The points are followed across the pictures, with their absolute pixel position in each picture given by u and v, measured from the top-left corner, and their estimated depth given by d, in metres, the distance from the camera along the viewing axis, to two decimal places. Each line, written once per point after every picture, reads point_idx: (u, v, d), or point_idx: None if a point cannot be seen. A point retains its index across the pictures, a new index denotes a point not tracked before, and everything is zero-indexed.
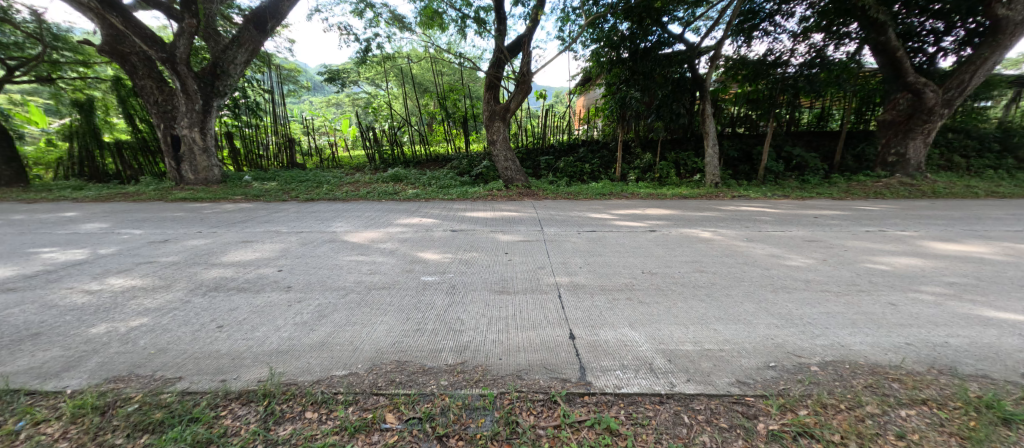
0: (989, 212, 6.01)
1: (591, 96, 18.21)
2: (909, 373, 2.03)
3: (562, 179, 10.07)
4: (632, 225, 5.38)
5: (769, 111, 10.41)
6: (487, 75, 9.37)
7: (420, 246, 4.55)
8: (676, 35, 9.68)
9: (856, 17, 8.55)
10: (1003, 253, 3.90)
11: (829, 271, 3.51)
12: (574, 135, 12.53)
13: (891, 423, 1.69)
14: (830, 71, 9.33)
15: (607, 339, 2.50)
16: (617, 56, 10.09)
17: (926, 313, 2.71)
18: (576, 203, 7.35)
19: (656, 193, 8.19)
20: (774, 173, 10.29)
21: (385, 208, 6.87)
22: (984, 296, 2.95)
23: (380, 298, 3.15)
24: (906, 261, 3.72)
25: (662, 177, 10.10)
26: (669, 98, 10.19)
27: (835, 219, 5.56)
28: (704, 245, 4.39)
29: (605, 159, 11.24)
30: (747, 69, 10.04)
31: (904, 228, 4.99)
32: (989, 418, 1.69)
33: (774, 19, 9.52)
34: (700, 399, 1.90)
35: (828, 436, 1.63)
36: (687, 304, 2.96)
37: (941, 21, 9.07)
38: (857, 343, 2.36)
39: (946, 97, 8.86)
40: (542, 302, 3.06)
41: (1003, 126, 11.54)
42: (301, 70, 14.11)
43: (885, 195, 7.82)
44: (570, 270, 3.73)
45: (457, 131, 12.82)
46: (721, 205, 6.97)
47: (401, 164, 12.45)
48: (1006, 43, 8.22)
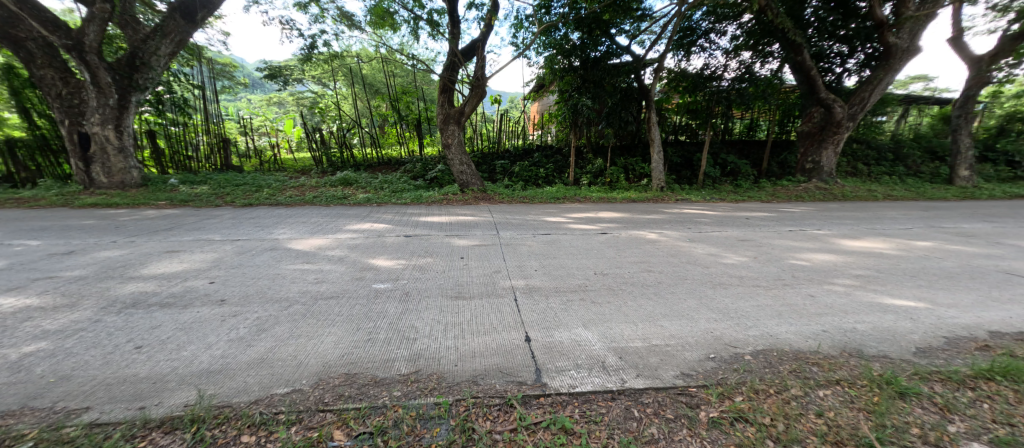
0: (887, 213, 6.92)
1: (544, 102, 18.81)
2: (826, 357, 2.28)
3: (517, 184, 10.17)
4: (585, 228, 5.54)
5: (706, 121, 11.25)
6: (441, 78, 9.26)
7: (371, 252, 4.37)
8: (624, 47, 10.20)
9: (778, 38, 9.50)
10: (897, 248, 4.50)
11: (760, 267, 3.84)
12: (528, 140, 12.69)
13: (811, 403, 1.89)
14: (757, 86, 10.31)
15: (561, 340, 2.55)
16: (569, 63, 10.34)
17: (839, 303, 3.05)
18: (531, 207, 7.45)
19: (607, 196, 8.54)
20: (711, 178, 11.13)
21: (333, 213, 6.53)
22: (883, 285, 3.38)
23: (327, 308, 2.97)
24: (822, 257, 4.17)
25: (612, 182, 10.52)
26: (618, 106, 10.46)
27: (764, 220, 6.12)
28: (651, 246, 4.63)
29: (559, 164, 11.54)
30: (687, 81, 10.77)
31: (820, 227, 5.60)
32: (889, 392, 1.94)
33: (709, 36, 10.30)
34: (649, 393, 2.01)
35: (759, 419, 1.80)
36: (636, 302, 3.10)
37: (846, 45, 10.37)
38: (783, 331, 2.60)
39: (850, 112, 10.06)
40: (498, 306, 3.05)
41: (895, 139, 13.34)
42: (238, 65, 13.10)
43: (804, 198, 8.74)
44: (525, 273, 3.76)
45: (410, 134, 12.48)
46: (666, 207, 7.41)
47: (351, 167, 11.93)
48: (896, 67, 9.48)
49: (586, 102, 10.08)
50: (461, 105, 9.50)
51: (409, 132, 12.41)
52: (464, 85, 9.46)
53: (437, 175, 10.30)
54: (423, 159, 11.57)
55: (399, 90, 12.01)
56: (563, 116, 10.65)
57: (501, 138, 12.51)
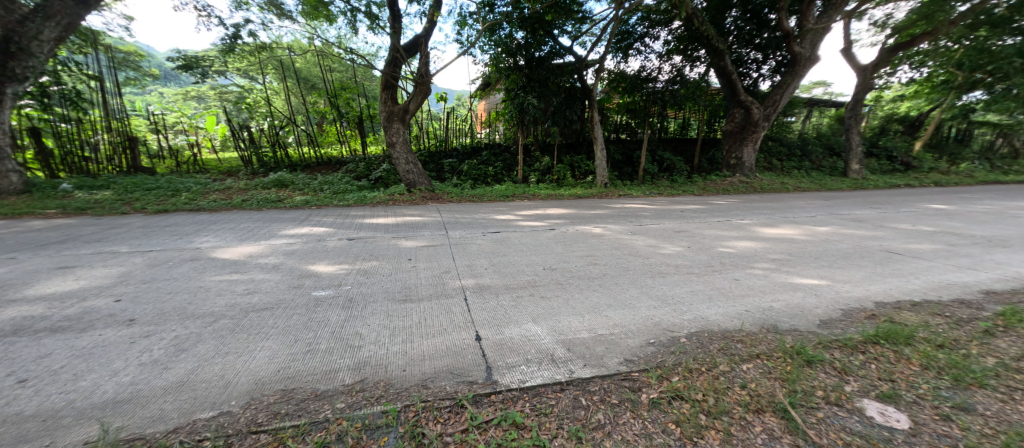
0: (797, 203, 7.81)
1: (491, 101, 18.86)
2: (748, 334, 2.52)
3: (465, 183, 10.11)
4: (533, 225, 5.64)
5: (644, 120, 11.92)
6: (383, 74, 8.92)
7: (310, 258, 4.10)
8: (566, 47, 10.49)
9: (703, 44, 10.32)
10: (805, 234, 5.10)
11: (693, 256, 4.16)
12: (476, 138, 12.56)
13: (736, 376, 2.09)
14: (688, 88, 11.19)
15: (511, 336, 2.57)
16: (514, 62, 10.39)
17: (759, 284, 3.39)
18: (480, 205, 7.42)
19: (554, 193, 8.76)
20: (650, 174, 11.79)
21: (266, 217, 6.03)
22: (794, 267, 3.82)
23: (260, 321, 2.74)
24: (745, 244, 4.61)
25: (560, 179, 10.80)
26: (562, 105, 10.84)
27: (696, 212, 6.63)
28: (596, 240, 4.82)
29: (508, 162, 11.60)
30: (625, 82, 11.35)
31: (743, 217, 6.18)
32: (799, 361, 2.20)
33: (644, 40, 10.92)
34: (595, 381, 2.10)
35: (693, 396, 1.95)
36: (582, 294, 3.21)
37: (760, 53, 11.51)
38: (713, 313, 2.84)
39: (765, 113, 11.16)
40: (447, 306, 3.00)
41: (802, 136, 15.06)
42: (145, 54, 11.62)
43: (730, 191, 9.59)
44: (475, 271, 3.74)
45: (351, 132, 11.87)
46: (610, 203, 7.76)
47: (286, 167, 11.12)
48: (800, 73, 10.61)
49: (532, 101, 10.26)
50: (405, 102, 9.23)
51: (350, 130, 11.80)
52: (408, 82, 9.18)
53: (382, 174, 9.89)
54: (366, 158, 11.08)
55: (338, 86, 11.29)
56: (509, 115, 10.71)
57: (448, 137, 12.31)
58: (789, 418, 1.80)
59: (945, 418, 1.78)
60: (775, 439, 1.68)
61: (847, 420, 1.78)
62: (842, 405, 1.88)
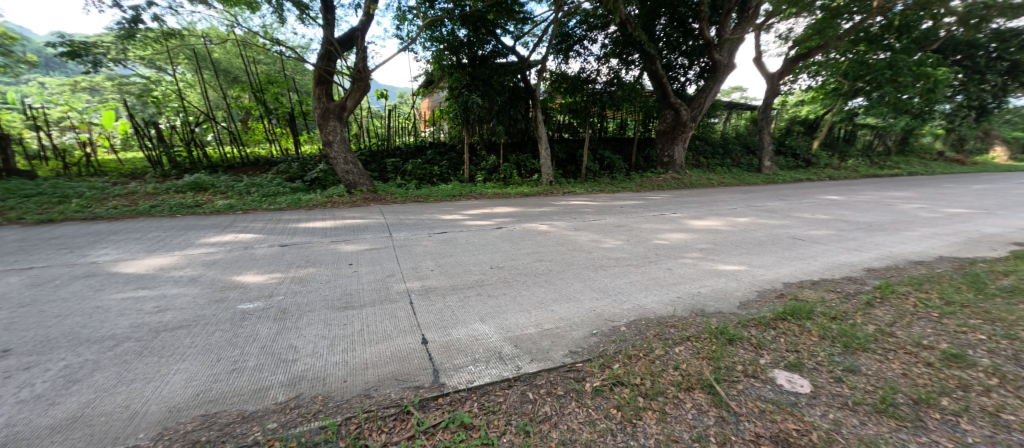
0: (721, 197, 8.60)
1: (435, 99, 18.53)
2: (679, 319, 2.72)
3: (410, 183, 9.84)
4: (480, 224, 5.63)
5: (586, 120, 12.38)
6: (316, 68, 8.38)
7: (237, 267, 3.74)
8: (509, 47, 10.60)
9: (636, 49, 11.00)
10: (727, 224, 5.63)
11: (632, 248, 4.41)
12: (420, 137, 12.20)
13: (669, 359, 2.25)
14: (624, 89, 11.97)
15: (459, 337, 2.54)
16: (456, 60, 10.31)
17: (689, 272, 3.68)
18: (425, 205, 7.26)
19: (501, 192, 8.81)
20: (593, 172, 12.27)
21: (182, 225, 5.40)
22: (718, 255, 4.20)
23: (175, 341, 2.45)
24: (676, 236, 4.98)
25: (506, 178, 10.90)
26: (507, 104, 11.02)
27: (634, 207, 7.03)
28: (542, 237, 4.93)
29: (454, 161, 11.42)
30: (566, 83, 11.90)
31: (676, 210, 6.68)
32: (723, 341, 2.42)
33: (583, 43, 11.37)
34: (542, 375, 2.14)
35: (632, 380, 2.07)
36: (529, 290, 3.27)
37: (686, 59, 12.50)
38: (650, 301, 3.04)
39: (692, 115, 12.09)
40: (391, 311, 2.90)
41: (725, 136, 16.57)
42: (16, 37, 9.82)
43: (664, 187, 10.30)
44: (421, 274, 3.65)
45: (282, 130, 11.01)
46: (555, 200, 7.98)
47: (206, 169, 10.04)
48: (719, 78, 11.61)
49: (476, 100, 10.22)
50: (342, 99, 8.78)
51: (280, 128, 10.94)
52: (344, 77, 8.71)
53: (318, 175, 9.27)
54: (300, 158, 10.35)
55: (264, 79, 10.43)
56: (454, 113, 10.55)
57: (391, 135, 11.85)
58: (715, 392, 1.98)
59: (838, 379, 2.06)
60: (703, 413, 1.84)
61: (762, 389, 2.00)
62: (757, 376, 2.11)
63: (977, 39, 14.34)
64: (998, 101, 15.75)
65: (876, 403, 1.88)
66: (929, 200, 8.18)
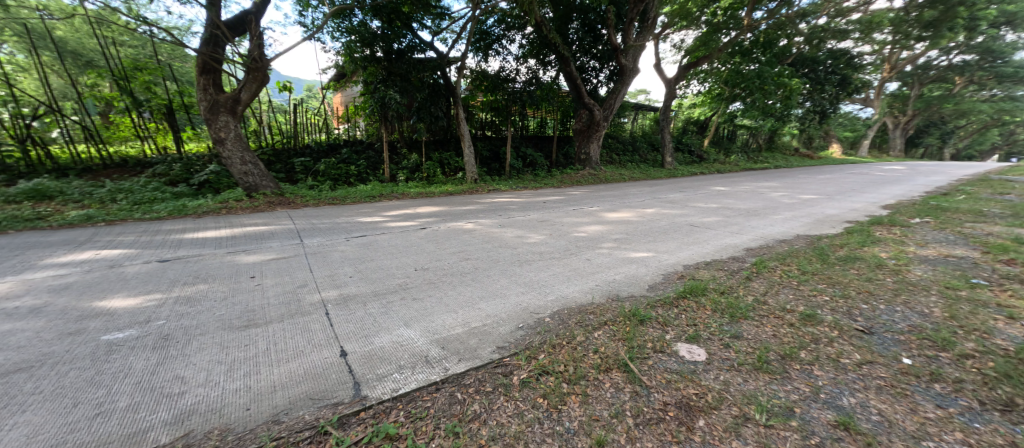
0: (632, 190, 9.41)
1: (348, 93, 17.31)
2: (597, 305, 2.92)
3: (323, 184, 9.13)
4: (403, 225, 5.42)
5: (507, 119, 12.58)
6: (199, 55, 7.29)
7: (100, 291, 3.10)
8: (427, 42, 10.34)
9: (552, 51, 11.52)
10: (637, 215, 6.18)
11: (554, 242, 4.61)
12: (333, 134, 11.35)
13: (589, 344, 2.40)
14: (542, 89, 12.54)
15: (382, 345, 2.42)
16: (370, 53, 9.71)
17: (605, 261, 3.97)
18: (342, 208, 6.78)
19: (425, 191, 8.59)
20: (516, 169, 12.57)
21: (15, 243, 4.32)
22: (629, 244, 4.59)
23: (7, 389, 1.94)
24: (594, 228, 5.33)
25: (430, 177, 10.68)
26: (427, 101, 10.76)
27: (556, 202, 7.36)
28: (468, 235, 4.92)
29: (372, 160, 10.80)
30: (487, 81, 11.94)
31: (593, 204, 7.14)
32: (635, 322, 2.64)
33: (501, 42, 11.53)
34: (470, 374, 2.14)
35: (556, 368, 2.17)
36: (455, 290, 3.23)
37: (597, 62, 13.39)
38: (572, 291, 3.21)
39: (604, 114, 12.98)
40: (304, 325, 2.65)
41: (634, 135, 18.13)
42: None
43: (582, 183, 10.97)
44: (338, 282, 3.40)
45: (156, 126, 9.42)
46: (480, 198, 8.00)
47: (50, 173, 8.19)
48: (626, 81, 12.62)
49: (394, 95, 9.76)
50: (235, 91, 7.78)
51: (153, 123, 9.35)
52: (236, 66, 7.71)
53: (208, 178, 8.08)
54: (183, 158, 8.95)
55: (129, 65, 8.81)
56: (370, 109, 9.97)
57: (299, 132, 10.79)
58: (629, 370, 2.16)
59: (726, 345, 2.39)
60: (620, 390, 2.00)
61: (668, 362, 2.23)
62: (664, 350, 2.35)
63: (817, 57, 17.65)
64: (833, 108, 19.22)
65: (755, 361, 2.22)
66: (790, 188, 9.88)
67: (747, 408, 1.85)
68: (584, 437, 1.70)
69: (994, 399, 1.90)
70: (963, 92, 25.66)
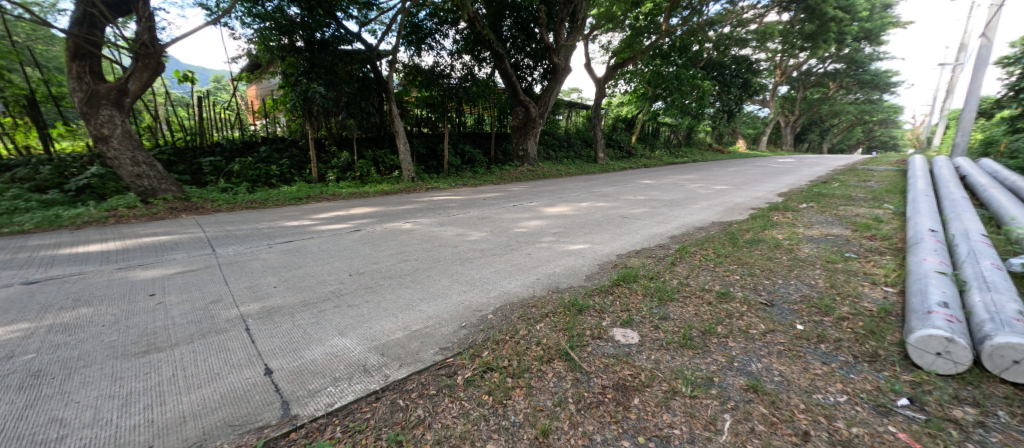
0: (568, 185, 9.79)
1: (265, 85, 15.78)
2: (538, 298, 3.00)
3: (240, 186, 8.29)
4: (335, 228, 5.08)
5: (444, 115, 12.35)
6: (68, 36, 6.17)
7: None
8: (354, 33, 9.75)
9: (486, 48, 11.54)
10: (573, 209, 6.43)
11: (495, 238, 4.64)
12: (249, 131, 10.28)
13: (532, 336, 2.45)
14: (478, 85, 12.51)
15: (314, 358, 2.25)
16: (289, 42, 8.87)
17: (545, 255, 4.08)
18: (262, 212, 6.16)
19: (358, 191, 8.15)
20: (455, 166, 12.43)
21: None
22: (567, 237, 4.77)
23: None
24: (534, 223, 5.44)
25: (363, 176, 10.20)
26: (357, 95, 10.14)
27: (496, 199, 7.40)
28: (406, 236, 4.76)
29: (297, 158, 9.98)
30: (421, 76, 11.52)
31: (532, 200, 7.29)
32: (574, 313, 2.74)
33: (434, 37, 11.28)
34: (413, 379, 2.07)
35: (500, 364, 2.18)
36: (394, 294, 3.11)
37: (530, 60, 13.67)
38: (513, 286, 3.25)
39: (540, 111, 13.30)
40: (221, 344, 2.37)
41: (570, 131, 18.82)
42: None
43: (522, 179, 11.18)
44: (260, 293, 3.09)
45: (14, 120, 7.80)
46: (418, 197, 7.78)
47: None
48: (559, 80, 13.05)
49: (319, 89, 9.04)
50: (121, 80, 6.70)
51: (10, 117, 7.76)
52: (121, 52, 6.65)
53: (88, 182, 6.86)
54: (53, 159, 7.49)
55: None
56: (292, 103, 9.16)
57: (206, 128, 9.58)
58: (570, 358, 2.24)
59: (655, 327, 2.59)
60: (563, 378, 2.07)
61: (605, 347, 2.36)
62: (602, 336, 2.48)
63: (723, 61, 19.72)
64: (738, 107, 21.49)
65: (680, 339, 2.43)
66: (705, 180, 10.97)
67: (675, 382, 2.02)
68: (530, 428, 1.73)
69: (864, 352, 2.29)
70: (835, 95, 30.40)
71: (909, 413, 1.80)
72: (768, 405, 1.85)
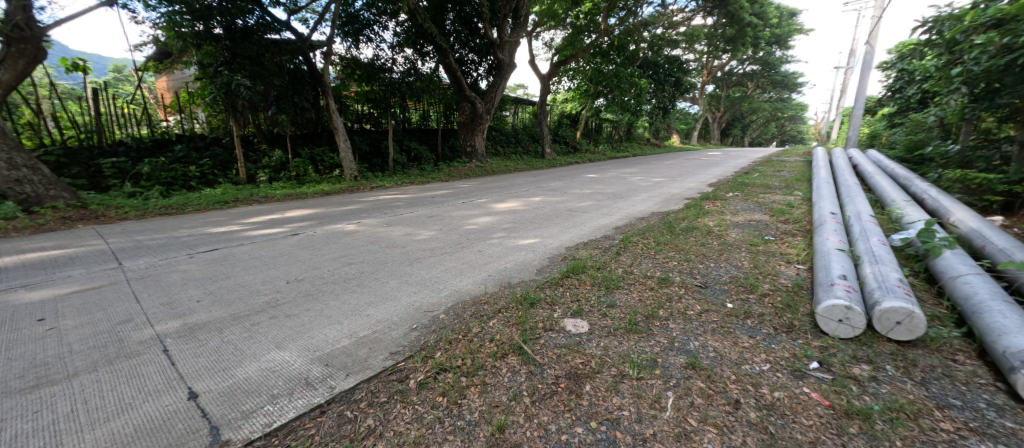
0: (518, 180, 9.88)
1: (176, 76, 14.12)
2: (489, 294, 3.00)
3: (152, 190, 7.40)
4: (269, 233, 4.69)
5: (386, 111, 11.95)
6: None
7: None
8: (282, 22, 8.97)
9: (428, 42, 11.31)
10: (522, 205, 6.50)
11: (445, 237, 4.56)
12: (159, 128, 9.06)
13: (486, 333, 2.44)
14: (422, 80, 12.18)
15: (248, 376, 2.06)
16: (204, 28, 7.89)
17: (496, 251, 4.09)
18: (181, 218, 5.52)
19: (295, 192, 7.59)
20: (400, 164, 11.99)
21: None
22: (517, 232, 4.81)
23: None
24: (484, 220, 5.42)
25: (299, 176, 9.55)
26: (288, 89, 9.43)
27: (445, 196, 7.27)
28: (350, 238, 4.52)
29: (220, 158, 9.08)
30: (360, 70, 11.07)
31: (482, 196, 7.26)
32: (526, 308, 2.76)
33: (373, 28, 10.81)
34: (361, 388, 1.97)
35: (454, 363, 2.15)
36: (338, 300, 2.94)
37: (475, 56, 13.57)
38: (465, 284, 3.22)
39: (486, 107, 13.18)
40: (133, 369, 2.09)
41: (517, 127, 18.95)
42: None
43: (471, 176, 11.09)
44: (182, 309, 2.77)
45: None
46: (362, 196, 7.43)
47: None
48: (504, 76, 13.02)
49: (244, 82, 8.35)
50: None
51: None
52: None
53: None
54: None
55: None
56: (211, 97, 8.35)
57: (105, 125, 8.36)
58: (524, 352, 2.26)
59: (603, 314, 2.70)
60: (517, 372, 2.09)
61: (557, 338, 2.41)
62: (554, 328, 2.53)
63: (657, 61, 20.96)
64: (672, 104, 22.99)
65: (626, 324, 2.55)
66: (645, 173, 11.61)
67: (623, 366, 2.12)
68: (486, 426, 1.73)
69: (782, 324, 2.56)
70: (754, 94, 33.59)
71: (819, 374, 2.05)
72: (705, 379, 2.00)
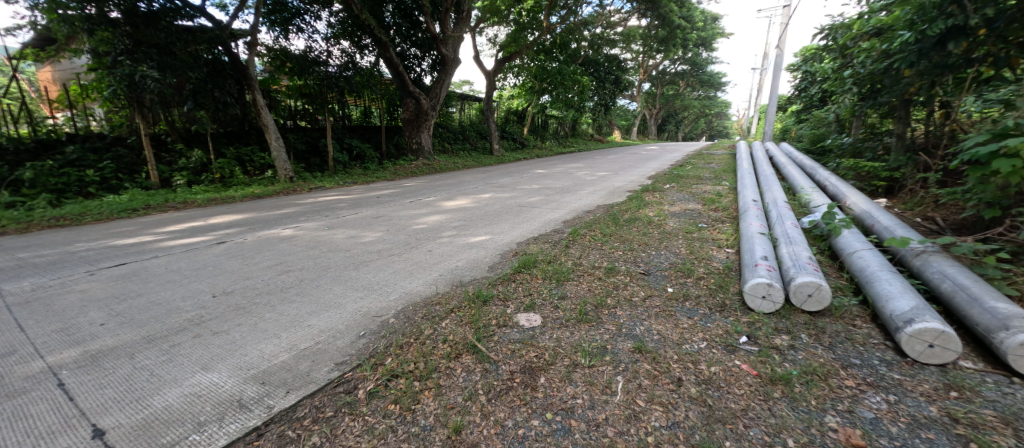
0: (467, 178, 9.78)
1: (62, 67, 12.16)
2: (440, 295, 2.94)
3: (38, 200, 6.34)
4: (190, 242, 4.21)
5: (323, 107, 11.16)
6: None
7: None
8: (196, 7, 8.11)
9: (367, 34, 10.79)
10: (472, 202, 6.44)
11: (392, 238, 4.40)
12: (43, 126, 7.73)
13: (439, 335, 2.39)
14: (361, 74, 11.77)
15: (169, 403, 1.84)
16: (98, 12, 6.95)
17: (445, 250, 4.02)
18: (77, 231, 4.78)
19: (220, 196, 6.89)
20: (342, 163, 11.19)
21: None
22: (467, 230, 4.76)
23: None
24: (433, 218, 5.30)
25: (225, 178, 8.70)
26: (207, 81, 8.53)
27: (391, 196, 7.00)
28: (287, 243, 4.19)
29: (124, 160, 8.01)
30: (291, 62, 10.26)
31: (430, 195, 7.08)
32: (478, 306, 2.74)
33: (303, 18, 10.13)
34: (304, 404, 1.84)
35: (406, 369, 2.09)
36: (275, 311, 2.72)
37: (418, 50, 13.23)
38: (414, 286, 3.12)
39: (431, 104, 12.87)
40: (19, 409, 1.78)
41: (465, 124, 18.72)
42: None
43: (418, 174, 10.79)
44: (82, 335, 2.40)
45: None
46: (299, 198, 6.93)
47: None
48: (449, 72, 12.82)
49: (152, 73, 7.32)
50: None
51: None
52: None
53: None
54: None
55: None
56: (111, 91, 7.29)
57: None
58: (478, 351, 2.25)
59: (554, 307, 2.76)
60: (472, 372, 2.07)
61: (511, 334, 2.43)
62: (507, 324, 2.54)
63: (598, 59, 21.75)
64: (613, 101, 24.02)
65: (577, 315, 2.63)
66: (591, 167, 12.03)
67: (575, 356, 2.19)
68: (442, 429, 1.69)
69: (715, 304, 2.78)
70: (685, 93, 36.14)
71: (748, 347, 2.26)
72: (650, 361, 2.12)
